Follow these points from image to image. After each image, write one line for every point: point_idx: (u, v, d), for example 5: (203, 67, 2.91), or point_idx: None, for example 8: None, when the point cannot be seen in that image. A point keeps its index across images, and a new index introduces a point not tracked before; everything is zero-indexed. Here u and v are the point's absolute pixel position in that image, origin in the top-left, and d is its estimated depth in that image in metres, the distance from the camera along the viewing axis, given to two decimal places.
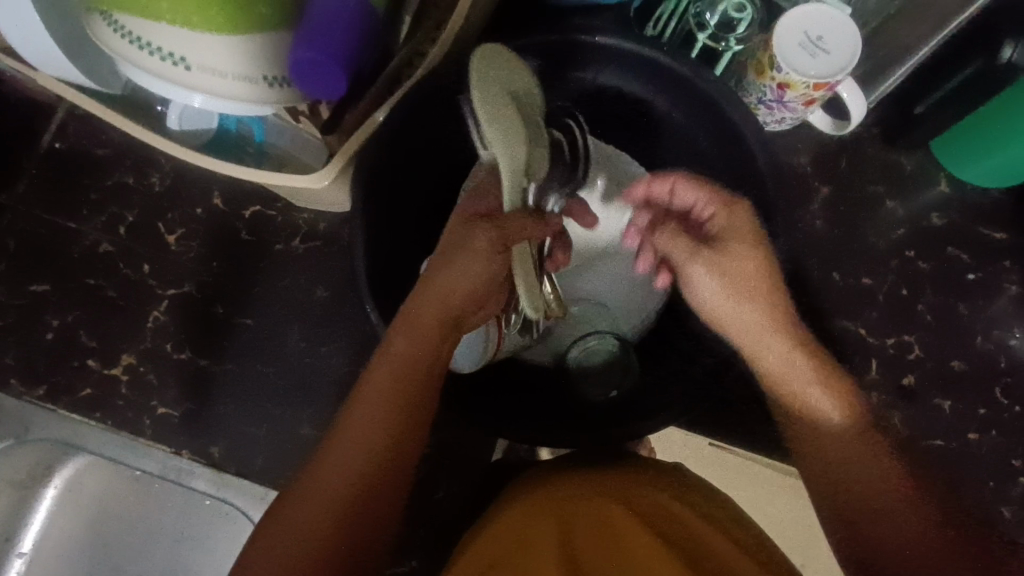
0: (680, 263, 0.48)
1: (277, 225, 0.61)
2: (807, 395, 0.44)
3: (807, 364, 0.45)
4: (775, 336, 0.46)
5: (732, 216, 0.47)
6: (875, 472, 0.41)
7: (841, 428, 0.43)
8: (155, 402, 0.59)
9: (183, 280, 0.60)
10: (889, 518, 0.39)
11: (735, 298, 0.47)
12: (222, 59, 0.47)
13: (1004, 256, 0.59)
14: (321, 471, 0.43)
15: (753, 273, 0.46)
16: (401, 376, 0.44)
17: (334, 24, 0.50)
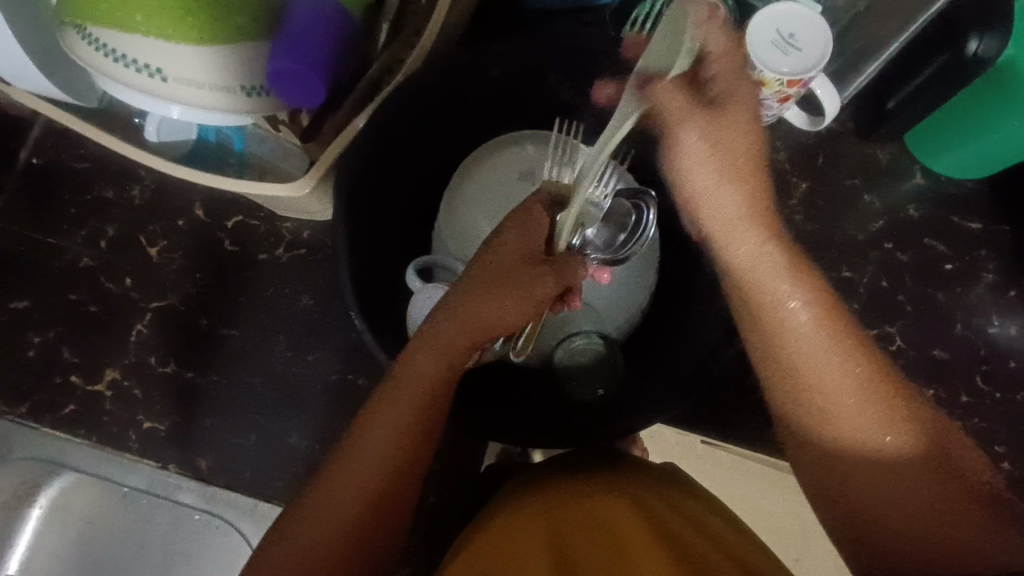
0: (673, 126, 0.40)
1: (261, 235, 0.61)
2: (780, 310, 0.41)
3: (782, 265, 0.42)
4: (746, 232, 0.42)
5: (727, 87, 0.41)
6: (858, 398, 0.40)
7: (824, 351, 0.41)
8: (141, 416, 0.58)
9: (166, 293, 0.60)
10: (872, 448, 0.40)
11: (714, 184, 0.42)
12: (199, 70, 0.48)
13: (981, 245, 0.60)
14: (325, 497, 0.42)
15: (738, 144, 0.41)
16: (425, 400, 0.44)
17: (312, 32, 0.51)
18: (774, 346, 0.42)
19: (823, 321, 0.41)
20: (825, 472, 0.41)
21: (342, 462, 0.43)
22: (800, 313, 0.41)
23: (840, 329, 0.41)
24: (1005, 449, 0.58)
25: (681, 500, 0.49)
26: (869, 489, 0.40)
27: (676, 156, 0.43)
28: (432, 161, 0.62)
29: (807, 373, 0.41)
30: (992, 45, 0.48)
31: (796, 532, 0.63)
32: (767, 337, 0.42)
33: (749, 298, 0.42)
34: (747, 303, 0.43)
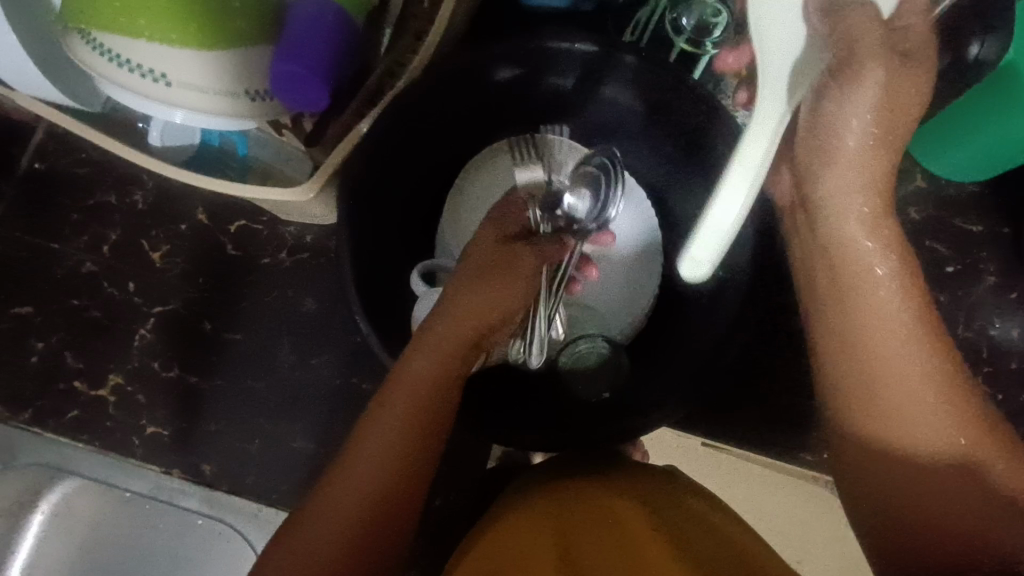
0: (835, 76, 0.39)
1: (264, 239, 0.61)
2: (876, 292, 0.39)
3: (887, 251, 0.40)
4: (861, 205, 0.40)
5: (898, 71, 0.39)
6: (937, 402, 0.37)
7: (911, 346, 0.38)
8: (144, 421, 0.58)
9: (169, 297, 0.60)
10: (946, 464, 0.37)
11: (851, 154, 0.40)
12: (203, 76, 0.48)
13: (982, 246, 0.60)
14: (330, 501, 0.42)
15: (902, 106, 0.39)
16: (425, 394, 0.45)
17: (315, 37, 0.51)
18: (859, 331, 0.39)
19: (913, 319, 0.39)
20: (884, 478, 0.39)
21: (345, 465, 0.43)
22: (891, 303, 0.39)
23: (932, 331, 0.38)
24: None
25: (686, 499, 0.49)
26: (937, 503, 0.37)
27: (837, 109, 0.39)
28: (434, 165, 0.62)
29: (889, 366, 0.38)
30: (993, 50, 0.48)
31: (804, 534, 0.63)
32: (854, 321, 0.39)
33: (847, 275, 0.40)
34: (841, 283, 0.40)
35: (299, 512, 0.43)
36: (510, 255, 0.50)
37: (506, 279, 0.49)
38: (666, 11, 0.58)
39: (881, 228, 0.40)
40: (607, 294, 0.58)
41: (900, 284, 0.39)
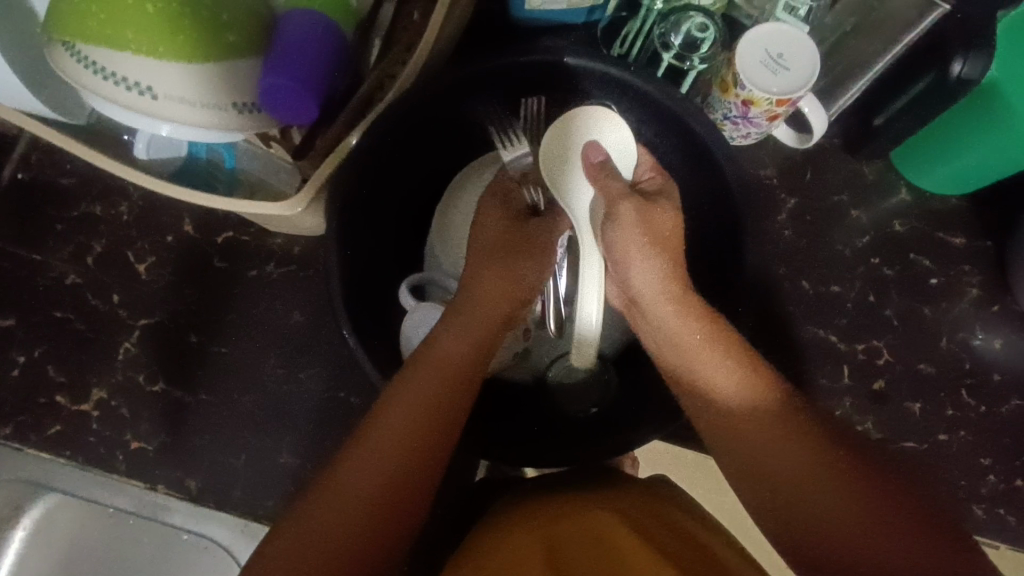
0: (613, 200, 0.49)
1: (251, 251, 0.60)
2: (704, 372, 0.44)
3: (700, 320, 0.45)
4: (666, 298, 0.47)
5: (654, 205, 0.49)
6: (776, 456, 0.41)
7: (740, 401, 0.42)
8: (128, 436, 0.57)
9: (154, 310, 0.59)
10: (809, 490, 0.39)
11: (646, 263, 0.47)
12: (190, 88, 0.48)
13: (964, 260, 0.61)
14: (333, 498, 0.42)
15: (666, 224, 0.48)
16: (447, 378, 0.46)
17: (303, 51, 0.51)
18: (701, 399, 0.44)
19: (733, 382, 0.43)
20: (775, 521, 0.41)
21: (360, 455, 0.43)
22: (715, 367, 0.44)
23: (753, 383, 0.43)
24: (991, 462, 0.59)
25: (673, 515, 0.48)
26: (820, 530, 0.38)
27: (613, 238, 0.48)
28: (422, 176, 0.62)
29: (731, 424, 0.43)
30: (976, 67, 0.46)
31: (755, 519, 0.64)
32: (698, 389, 0.44)
33: (680, 351, 0.45)
34: (680, 361, 0.45)
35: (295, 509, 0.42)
36: (524, 239, 0.53)
37: (525, 261, 0.52)
38: (654, 26, 0.58)
39: (690, 305, 0.46)
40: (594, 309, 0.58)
41: (716, 347, 0.44)
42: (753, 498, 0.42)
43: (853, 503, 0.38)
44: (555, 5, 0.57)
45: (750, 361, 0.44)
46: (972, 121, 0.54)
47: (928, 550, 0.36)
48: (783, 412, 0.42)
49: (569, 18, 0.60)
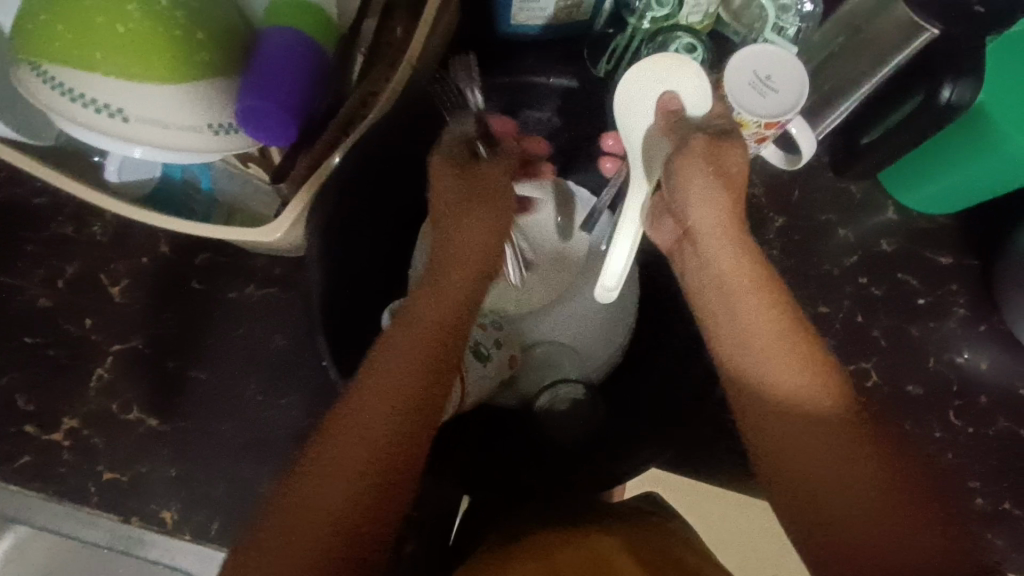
0: (693, 150, 0.47)
1: (230, 272, 0.59)
2: (749, 307, 0.42)
3: (753, 266, 0.44)
4: (718, 233, 0.45)
5: (721, 147, 0.47)
6: (809, 403, 0.39)
7: (787, 344, 0.40)
8: (100, 467, 0.55)
9: (129, 334, 0.57)
10: (832, 450, 0.37)
11: (702, 196, 0.46)
12: (163, 110, 0.46)
13: (951, 279, 0.61)
14: (314, 483, 0.37)
15: (732, 170, 0.47)
16: (430, 354, 0.42)
17: (281, 71, 0.49)
18: (742, 332, 0.42)
19: (784, 327, 0.41)
20: (779, 468, 0.39)
21: (340, 441, 0.38)
22: (765, 308, 0.42)
23: (803, 335, 0.41)
24: (980, 484, 0.59)
25: (678, 550, 0.43)
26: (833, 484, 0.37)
27: (686, 178, 0.47)
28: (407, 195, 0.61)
29: (767, 364, 0.40)
30: (965, 93, 0.46)
31: (733, 527, 0.64)
32: (740, 325, 0.42)
33: (724, 288, 0.43)
34: (723, 294, 0.43)
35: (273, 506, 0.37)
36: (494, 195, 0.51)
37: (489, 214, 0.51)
38: (642, 45, 0.57)
39: (746, 250, 0.44)
40: (583, 336, 0.56)
41: (767, 293, 0.42)
42: (766, 439, 0.39)
43: (874, 470, 0.36)
44: (541, 19, 0.57)
45: (794, 312, 0.42)
46: (958, 145, 0.54)
47: (932, 544, 0.35)
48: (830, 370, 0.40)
49: (557, 32, 0.59)
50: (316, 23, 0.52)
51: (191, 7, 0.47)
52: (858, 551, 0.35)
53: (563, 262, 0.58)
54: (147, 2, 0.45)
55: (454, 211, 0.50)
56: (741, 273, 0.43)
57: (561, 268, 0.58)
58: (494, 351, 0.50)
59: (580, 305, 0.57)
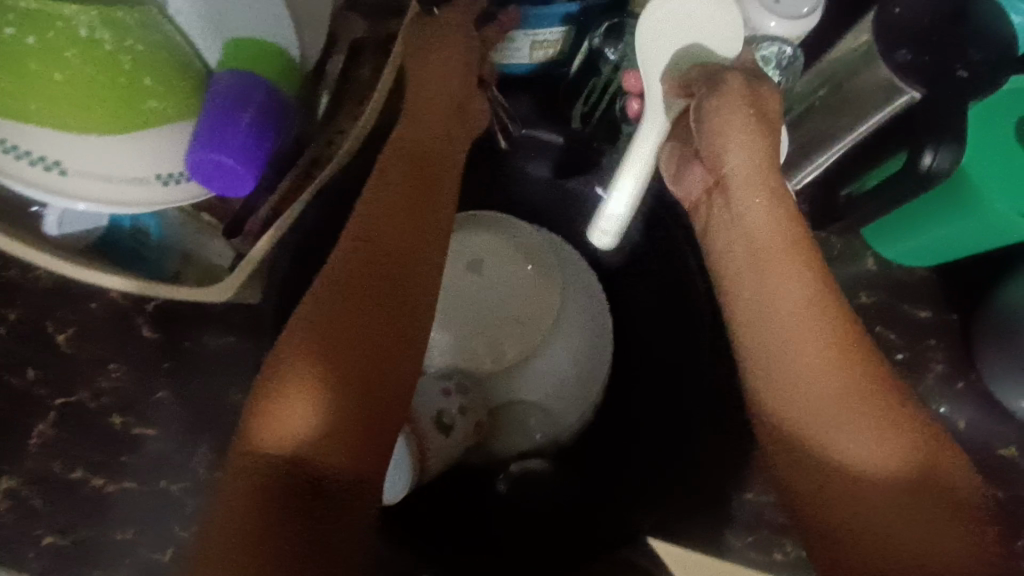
0: (722, 86, 0.41)
1: (184, 320, 0.56)
2: (781, 279, 0.38)
3: (789, 230, 0.39)
4: (753, 193, 0.40)
5: (762, 96, 0.41)
6: (838, 386, 0.36)
7: (818, 315, 0.37)
8: (40, 530, 0.52)
9: (74, 387, 0.54)
10: (861, 426, 0.36)
11: (740, 148, 0.40)
12: (105, 163, 0.44)
13: (929, 334, 0.60)
14: (282, 432, 0.38)
15: (770, 116, 0.41)
16: (375, 294, 0.41)
17: (236, 116, 0.46)
18: (771, 301, 0.38)
19: (814, 296, 0.38)
20: (799, 445, 0.37)
21: (321, 396, 0.38)
22: (798, 275, 0.38)
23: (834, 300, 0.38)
24: None
25: None
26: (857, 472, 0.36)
27: (720, 123, 0.40)
28: None
29: (795, 341, 0.37)
30: (946, 160, 0.44)
31: None
32: (774, 295, 0.38)
33: (752, 255, 0.39)
34: (753, 261, 0.39)
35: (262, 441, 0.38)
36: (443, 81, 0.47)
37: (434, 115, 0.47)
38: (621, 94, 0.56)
39: (781, 205, 0.40)
40: (556, 395, 0.54)
41: (802, 256, 0.39)
42: (787, 418, 0.37)
43: (904, 460, 0.36)
44: (520, 59, 0.55)
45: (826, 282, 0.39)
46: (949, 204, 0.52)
47: (953, 520, 0.35)
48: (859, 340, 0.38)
49: (534, 73, 0.57)
50: (281, 68, 0.49)
51: (138, 50, 0.44)
52: (882, 531, 0.35)
53: (538, 316, 0.54)
54: (87, 47, 0.42)
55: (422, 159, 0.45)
56: (777, 238, 0.39)
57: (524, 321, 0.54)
58: (458, 418, 0.48)
59: (554, 362, 0.54)
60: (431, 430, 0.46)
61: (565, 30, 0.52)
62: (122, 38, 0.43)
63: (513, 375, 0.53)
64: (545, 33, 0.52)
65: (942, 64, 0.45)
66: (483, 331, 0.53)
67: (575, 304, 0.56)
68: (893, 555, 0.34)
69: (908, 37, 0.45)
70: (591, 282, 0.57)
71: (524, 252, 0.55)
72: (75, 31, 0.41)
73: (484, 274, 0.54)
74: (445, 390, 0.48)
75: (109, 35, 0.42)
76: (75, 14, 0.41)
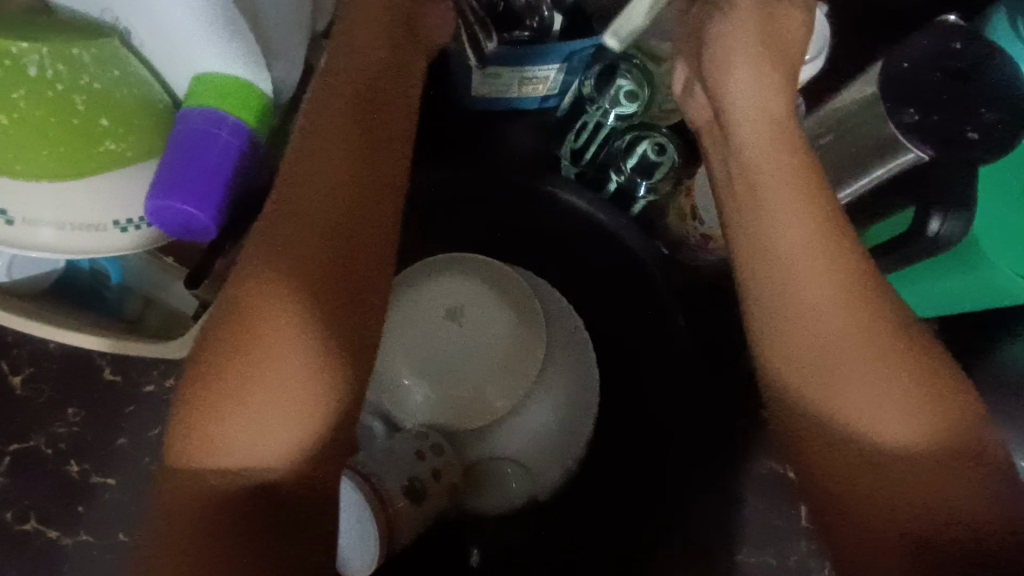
0: (731, 14, 0.42)
1: (148, 362, 0.53)
2: (781, 212, 0.39)
3: (791, 163, 0.40)
4: (756, 129, 0.40)
5: (770, 21, 0.42)
6: (841, 322, 0.37)
7: (825, 251, 0.38)
8: None
9: (28, 432, 0.51)
10: (868, 364, 0.37)
11: (748, 75, 0.41)
12: (56, 210, 0.42)
13: None
14: (251, 388, 0.36)
15: (782, 46, 0.42)
16: (365, 222, 0.39)
17: (200, 159, 0.43)
18: (774, 238, 0.39)
19: (817, 230, 0.38)
20: (807, 390, 0.38)
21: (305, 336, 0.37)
22: (805, 209, 0.38)
23: (841, 234, 0.39)
24: None
25: None
26: (862, 413, 0.37)
27: (727, 53, 0.41)
28: None
29: (798, 276, 0.38)
30: (956, 227, 0.42)
31: None
32: (778, 233, 0.38)
33: (754, 187, 0.40)
34: (753, 194, 0.40)
35: (203, 443, 0.36)
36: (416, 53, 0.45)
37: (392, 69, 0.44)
38: (611, 137, 0.54)
39: (782, 141, 0.40)
40: (533, 451, 0.52)
41: (806, 187, 0.39)
42: (788, 357, 0.38)
43: (908, 396, 0.37)
44: (508, 93, 0.53)
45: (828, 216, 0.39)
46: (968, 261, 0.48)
47: (957, 458, 0.36)
48: (866, 275, 0.38)
49: (521, 106, 0.55)
50: (255, 109, 0.45)
51: (93, 88, 0.41)
52: (884, 471, 0.37)
53: (521, 370, 0.51)
54: (36, 86, 0.39)
55: (374, 111, 0.42)
56: (778, 170, 0.39)
57: (504, 382, 0.50)
58: (431, 484, 0.46)
59: (533, 417, 0.52)
60: (401, 498, 0.44)
61: (558, 69, 0.51)
62: (76, 75, 0.40)
63: (493, 431, 0.51)
64: (535, 69, 0.50)
65: (952, 124, 0.42)
66: (464, 383, 0.50)
67: (561, 356, 0.53)
68: (891, 502, 0.36)
69: (914, 96, 0.43)
70: (578, 333, 0.54)
71: (505, 302, 0.51)
72: (24, 69, 0.39)
73: (464, 323, 0.51)
74: (418, 452, 0.46)
75: (61, 71, 0.40)
76: (26, 53, 0.39)
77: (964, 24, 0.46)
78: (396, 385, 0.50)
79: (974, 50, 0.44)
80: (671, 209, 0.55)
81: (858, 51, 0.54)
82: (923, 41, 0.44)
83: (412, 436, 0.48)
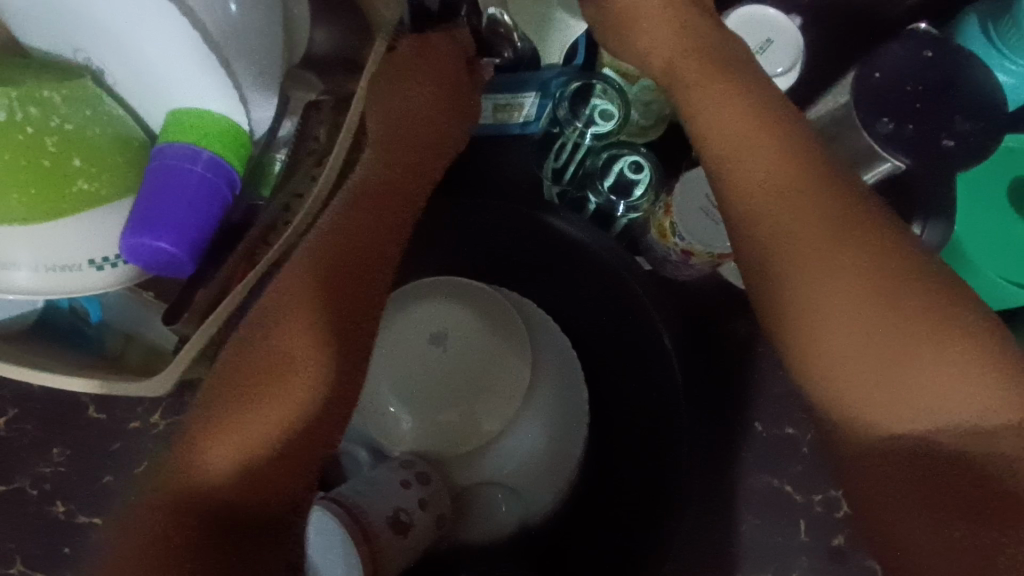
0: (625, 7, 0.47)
1: (133, 399, 0.52)
2: (718, 137, 0.41)
3: (733, 97, 0.41)
4: (699, 78, 0.43)
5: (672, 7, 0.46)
6: (803, 226, 0.38)
7: (763, 175, 0.40)
8: None
9: (14, 475, 0.51)
10: (846, 277, 0.37)
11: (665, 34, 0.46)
12: (29, 252, 0.42)
13: None
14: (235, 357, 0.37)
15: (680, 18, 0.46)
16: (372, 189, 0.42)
17: (175, 195, 0.43)
18: (737, 187, 0.40)
19: (750, 149, 0.40)
20: (775, 312, 0.38)
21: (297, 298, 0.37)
22: (756, 157, 0.40)
23: (778, 172, 0.39)
24: None
25: None
26: (827, 322, 0.37)
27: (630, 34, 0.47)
28: None
29: (751, 189, 0.39)
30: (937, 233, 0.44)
31: None
32: (720, 173, 0.41)
33: (707, 144, 0.42)
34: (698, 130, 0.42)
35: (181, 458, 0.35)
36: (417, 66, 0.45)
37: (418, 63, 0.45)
38: (589, 155, 0.54)
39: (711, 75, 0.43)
40: (523, 472, 0.51)
41: (741, 115, 0.41)
42: (755, 276, 0.39)
43: (893, 304, 0.36)
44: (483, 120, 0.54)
45: (767, 142, 0.40)
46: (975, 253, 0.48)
47: (959, 356, 0.35)
48: (821, 193, 0.38)
49: (501, 131, 0.55)
50: (227, 141, 0.45)
51: (65, 129, 0.41)
52: (878, 382, 0.36)
53: (506, 389, 0.50)
54: (6, 128, 0.39)
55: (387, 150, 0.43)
56: (718, 105, 0.42)
57: (491, 406, 0.50)
58: (418, 514, 0.46)
59: (525, 434, 0.51)
60: (386, 531, 0.44)
61: (533, 96, 0.52)
62: (47, 117, 0.40)
63: (483, 454, 0.51)
64: (509, 97, 0.51)
65: (929, 134, 0.43)
66: (461, 406, 0.49)
67: (546, 371, 0.53)
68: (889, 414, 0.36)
69: (890, 105, 0.43)
70: (562, 353, 0.53)
71: (485, 325, 0.50)
72: None
73: (449, 349, 0.50)
74: (403, 482, 0.46)
75: (33, 113, 0.40)
76: None
77: (935, 32, 0.46)
78: (384, 412, 0.49)
79: (946, 58, 0.45)
80: (652, 225, 0.54)
81: (836, 63, 0.54)
82: (896, 50, 0.45)
83: (399, 466, 0.47)
